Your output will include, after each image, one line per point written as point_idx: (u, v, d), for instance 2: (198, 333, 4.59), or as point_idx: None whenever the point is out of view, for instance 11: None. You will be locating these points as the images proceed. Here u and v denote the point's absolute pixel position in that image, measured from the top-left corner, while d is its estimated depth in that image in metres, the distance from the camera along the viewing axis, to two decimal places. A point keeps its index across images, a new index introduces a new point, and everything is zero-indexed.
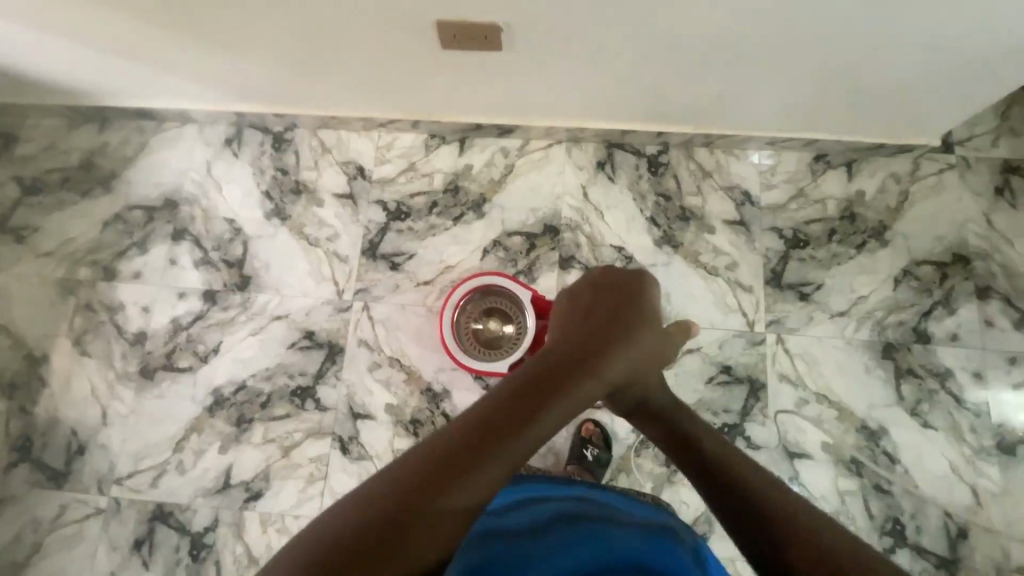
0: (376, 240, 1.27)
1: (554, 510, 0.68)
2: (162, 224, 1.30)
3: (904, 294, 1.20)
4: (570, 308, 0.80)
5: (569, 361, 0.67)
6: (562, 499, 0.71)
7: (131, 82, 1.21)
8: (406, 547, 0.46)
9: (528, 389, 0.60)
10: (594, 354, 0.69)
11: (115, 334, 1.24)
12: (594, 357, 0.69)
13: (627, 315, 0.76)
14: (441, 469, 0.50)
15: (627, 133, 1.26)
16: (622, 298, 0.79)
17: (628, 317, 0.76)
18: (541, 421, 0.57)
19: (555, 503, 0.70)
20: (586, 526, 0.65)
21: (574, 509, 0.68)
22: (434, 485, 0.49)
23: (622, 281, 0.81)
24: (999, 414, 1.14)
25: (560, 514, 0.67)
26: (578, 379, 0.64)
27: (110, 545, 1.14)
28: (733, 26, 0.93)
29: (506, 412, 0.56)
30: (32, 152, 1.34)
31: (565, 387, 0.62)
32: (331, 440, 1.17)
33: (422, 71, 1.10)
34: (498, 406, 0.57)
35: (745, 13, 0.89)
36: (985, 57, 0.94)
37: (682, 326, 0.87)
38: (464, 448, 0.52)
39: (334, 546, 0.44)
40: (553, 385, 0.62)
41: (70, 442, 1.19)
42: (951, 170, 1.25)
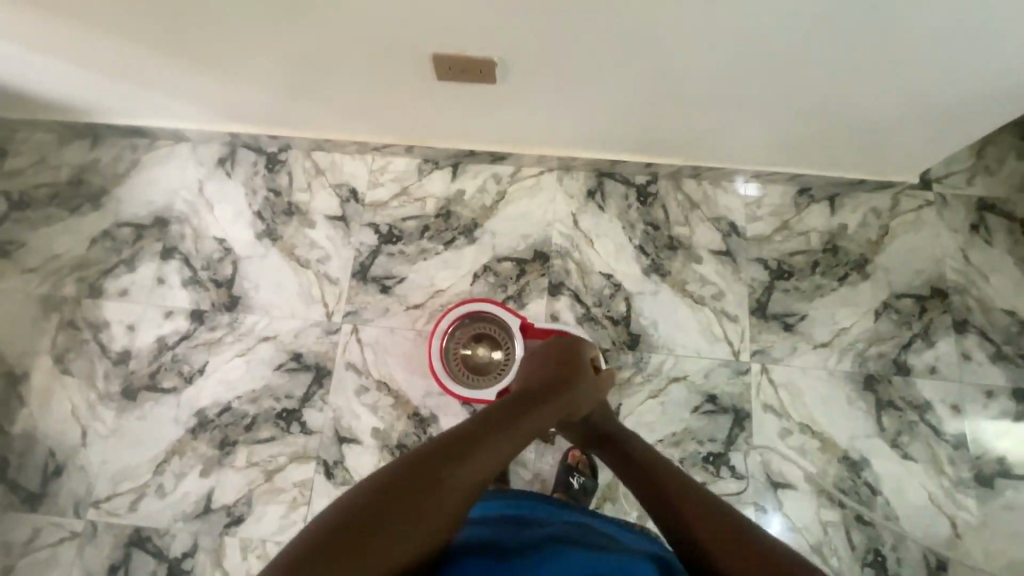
0: (367, 263, 1.27)
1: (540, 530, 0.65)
2: (151, 242, 1.29)
3: (884, 327, 1.23)
4: (526, 362, 0.86)
5: (530, 398, 0.72)
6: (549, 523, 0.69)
7: (126, 101, 1.22)
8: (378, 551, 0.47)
9: (498, 418, 0.64)
10: (553, 396, 0.74)
11: (98, 352, 1.23)
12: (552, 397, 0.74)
13: (579, 366, 0.84)
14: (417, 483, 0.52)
15: (617, 163, 1.29)
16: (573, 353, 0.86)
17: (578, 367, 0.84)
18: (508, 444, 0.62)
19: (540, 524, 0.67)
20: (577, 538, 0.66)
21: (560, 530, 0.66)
22: (410, 498, 0.50)
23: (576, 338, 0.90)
24: (977, 447, 1.16)
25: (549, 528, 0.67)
26: (537, 415, 0.69)
27: (84, 571, 1.11)
28: (717, 64, 0.96)
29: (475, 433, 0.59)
30: (21, 167, 1.33)
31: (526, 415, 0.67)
32: (316, 465, 1.16)
33: (417, 99, 1.12)
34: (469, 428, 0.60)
35: (729, 52, 0.93)
36: (957, 100, 0.98)
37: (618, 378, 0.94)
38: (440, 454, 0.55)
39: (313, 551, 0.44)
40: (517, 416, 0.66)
41: (47, 463, 1.17)
42: (930, 207, 1.29)
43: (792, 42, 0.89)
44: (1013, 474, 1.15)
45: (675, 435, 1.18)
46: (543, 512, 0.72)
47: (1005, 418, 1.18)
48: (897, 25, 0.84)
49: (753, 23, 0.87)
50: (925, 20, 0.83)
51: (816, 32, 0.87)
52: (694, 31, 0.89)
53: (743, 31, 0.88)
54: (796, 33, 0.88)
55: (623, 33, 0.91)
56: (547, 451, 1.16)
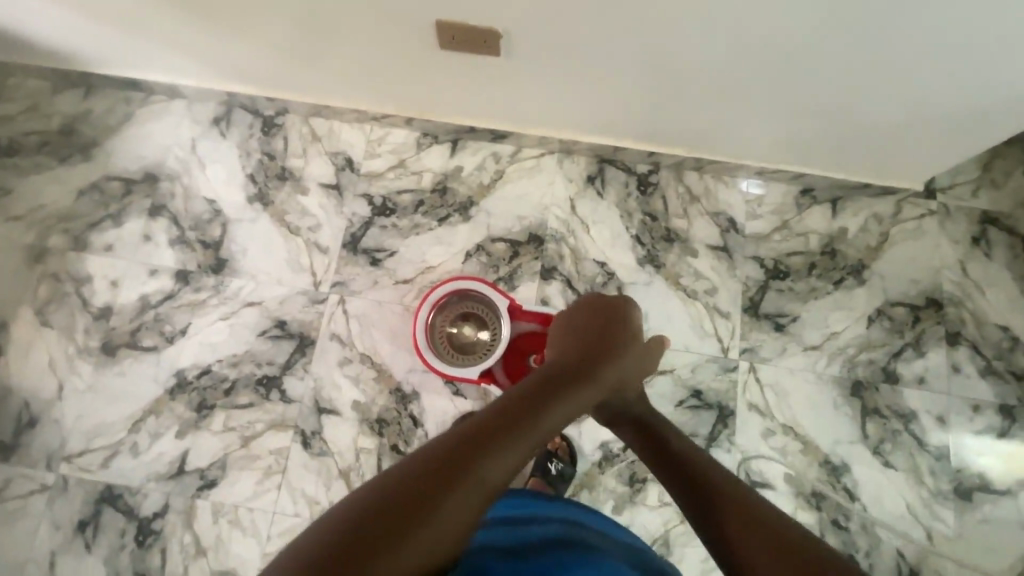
0: (358, 234, 1.25)
1: (539, 532, 0.64)
2: (140, 198, 1.26)
3: (876, 333, 1.22)
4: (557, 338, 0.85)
5: (556, 377, 0.69)
6: (547, 519, 0.67)
7: (120, 52, 1.18)
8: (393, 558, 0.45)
9: (519, 402, 0.61)
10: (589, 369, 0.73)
11: (79, 306, 1.20)
12: (577, 372, 0.72)
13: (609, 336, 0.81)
14: (423, 488, 0.49)
15: (619, 150, 1.26)
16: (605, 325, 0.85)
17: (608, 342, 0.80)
18: (534, 427, 0.59)
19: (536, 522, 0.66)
20: (587, 554, 0.63)
21: (560, 533, 0.65)
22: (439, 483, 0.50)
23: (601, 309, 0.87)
24: (958, 459, 1.16)
25: (556, 537, 0.64)
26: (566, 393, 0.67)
27: (53, 524, 1.10)
28: (726, 54, 0.93)
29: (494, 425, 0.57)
30: (10, 112, 1.30)
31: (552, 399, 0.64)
32: (293, 434, 1.15)
33: (421, 68, 1.09)
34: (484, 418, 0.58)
35: (739, 43, 0.90)
36: (969, 107, 0.96)
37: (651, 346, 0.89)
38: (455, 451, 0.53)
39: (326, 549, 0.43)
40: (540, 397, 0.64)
41: (21, 414, 1.15)
42: (932, 217, 1.28)
43: (804, 36, 0.87)
44: (992, 488, 1.15)
45: None
46: (545, 505, 0.70)
47: (989, 433, 1.17)
48: (918, 25, 0.81)
49: (768, 14, 0.83)
50: (946, 22, 0.80)
51: (833, 26, 0.84)
52: (706, 18, 0.86)
53: (758, 21, 0.85)
54: (810, 29, 0.85)
55: (633, 15, 0.87)
56: None
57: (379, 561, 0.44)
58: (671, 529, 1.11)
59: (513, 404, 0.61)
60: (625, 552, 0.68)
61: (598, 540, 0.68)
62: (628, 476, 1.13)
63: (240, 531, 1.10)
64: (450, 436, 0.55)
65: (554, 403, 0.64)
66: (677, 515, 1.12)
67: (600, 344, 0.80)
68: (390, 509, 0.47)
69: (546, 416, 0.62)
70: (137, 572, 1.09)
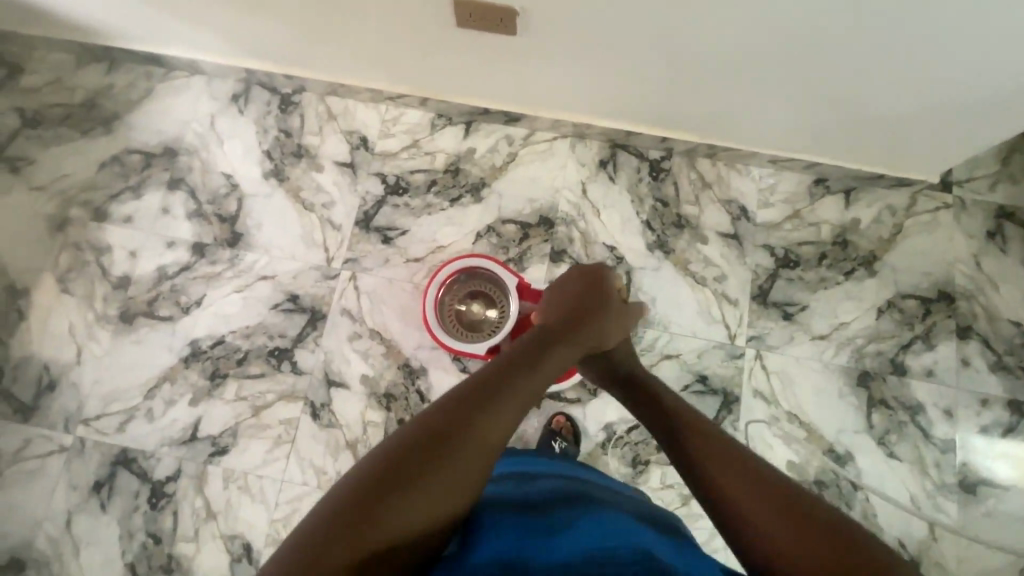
0: (371, 212, 1.27)
1: (544, 488, 0.65)
2: (159, 171, 1.29)
3: (885, 325, 1.21)
4: (548, 295, 0.85)
5: (546, 342, 0.70)
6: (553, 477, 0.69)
7: (142, 26, 1.19)
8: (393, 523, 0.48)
9: (511, 365, 0.63)
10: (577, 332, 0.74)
11: (99, 275, 1.23)
12: (570, 333, 0.74)
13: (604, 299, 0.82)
14: (418, 457, 0.51)
15: (632, 135, 1.27)
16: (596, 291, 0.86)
17: (598, 300, 0.80)
18: (524, 390, 0.61)
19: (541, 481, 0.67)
20: (590, 505, 0.63)
21: (566, 488, 0.66)
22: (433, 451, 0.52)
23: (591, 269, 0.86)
24: (964, 453, 1.15)
25: (558, 492, 0.65)
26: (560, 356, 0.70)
27: (70, 485, 1.13)
28: (740, 37, 0.92)
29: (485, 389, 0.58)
30: (35, 85, 1.32)
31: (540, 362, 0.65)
32: (303, 405, 1.17)
33: (437, 47, 1.09)
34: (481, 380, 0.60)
35: (754, 26, 0.90)
36: (987, 97, 0.94)
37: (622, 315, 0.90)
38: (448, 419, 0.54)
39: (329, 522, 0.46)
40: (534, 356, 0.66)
41: (41, 377, 1.18)
42: (947, 210, 1.26)
43: (820, 20, 0.86)
44: (997, 483, 1.14)
45: None
46: (548, 465, 0.72)
47: (996, 428, 1.16)
48: (937, 9, 0.80)
49: None
50: (965, 7, 0.79)
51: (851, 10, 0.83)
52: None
53: (775, 4, 0.85)
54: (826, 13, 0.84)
55: None
56: (533, 414, 1.17)
57: (379, 528, 0.47)
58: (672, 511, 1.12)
59: (504, 370, 0.62)
60: (635, 507, 0.67)
61: (606, 495, 0.68)
62: (631, 457, 1.14)
63: (249, 497, 1.13)
64: (443, 404, 0.56)
65: (542, 367, 0.65)
66: (679, 497, 1.13)
67: (590, 302, 0.79)
68: (395, 476, 0.49)
69: (535, 379, 0.63)
70: (149, 533, 1.12)
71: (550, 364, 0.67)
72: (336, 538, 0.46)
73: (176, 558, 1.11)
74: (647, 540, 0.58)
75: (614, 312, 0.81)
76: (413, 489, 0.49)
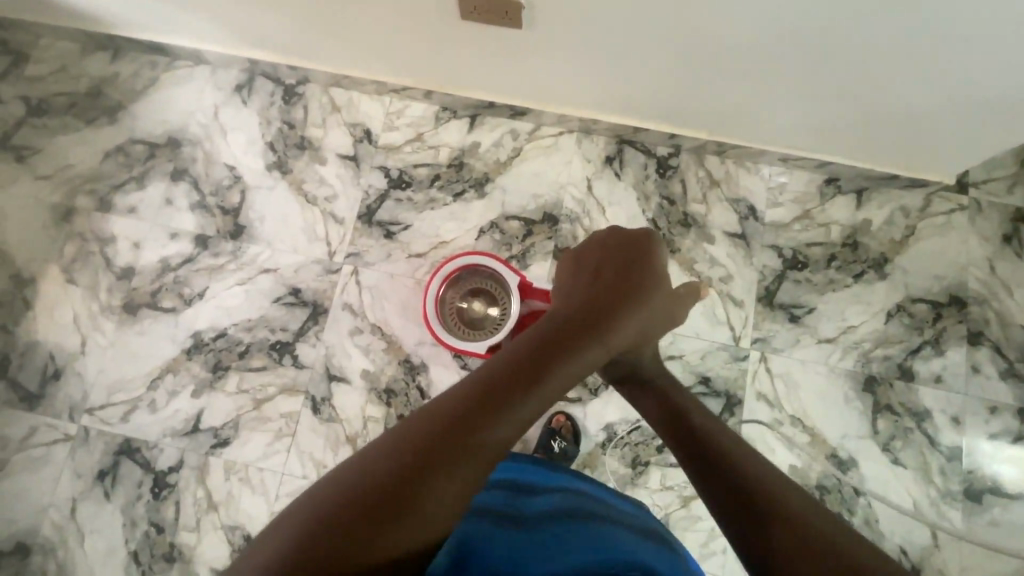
0: (374, 206, 1.26)
1: (539, 506, 0.66)
2: (162, 162, 1.29)
3: (894, 329, 1.19)
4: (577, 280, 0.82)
5: (579, 327, 0.67)
6: (549, 491, 0.69)
7: (145, 15, 1.18)
8: (419, 507, 0.46)
9: (543, 351, 0.61)
10: (611, 318, 0.71)
11: (103, 266, 1.24)
12: (593, 318, 0.70)
13: (624, 286, 0.78)
14: (448, 440, 0.49)
15: (639, 131, 1.24)
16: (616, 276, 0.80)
17: (631, 292, 0.78)
18: (553, 379, 0.59)
19: (537, 496, 0.68)
20: (583, 522, 0.63)
21: (563, 503, 0.66)
22: (463, 435, 0.50)
23: (624, 258, 0.83)
24: (971, 461, 1.14)
25: (554, 509, 0.65)
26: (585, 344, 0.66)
27: (74, 473, 1.15)
28: (749, 33, 0.90)
29: (515, 375, 0.56)
30: (40, 73, 1.32)
31: (573, 350, 0.63)
32: (304, 399, 1.18)
33: (441, 39, 1.07)
34: (504, 370, 0.57)
35: (763, 22, 0.87)
36: (1005, 99, 0.91)
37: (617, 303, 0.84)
38: (479, 403, 0.53)
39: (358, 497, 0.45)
40: (557, 344, 0.63)
41: (47, 366, 1.20)
42: (962, 212, 1.23)
43: (831, 16, 0.83)
44: (1004, 492, 1.12)
45: None
46: (545, 476, 0.71)
47: (1004, 436, 1.14)
48: (961, 5, 0.76)
49: None
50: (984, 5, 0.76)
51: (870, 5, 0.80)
52: None
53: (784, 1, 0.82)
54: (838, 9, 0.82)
55: None
56: None
57: (405, 509, 0.46)
58: (671, 513, 1.12)
59: (536, 356, 0.60)
60: (631, 520, 0.67)
61: (604, 507, 0.68)
62: (631, 458, 1.14)
63: (249, 489, 1.14)
64: (473, 388, 0.54)
65: (575, 356, 0.63)
66: (678, 499, 1.12)
67: (623, 293, 0.77)
68: (426, 455, 0.48)
69: (567, 368, 0.61)
70: (152, 522, 1.13)
71: (584, 352, 0.64)
72: (363, 517, 0.44)
73: (177, 548, 1.12)
74: (645, 558, 0.59)
75: (647, 307, 0.79)
76: (434, 483, 0.48)
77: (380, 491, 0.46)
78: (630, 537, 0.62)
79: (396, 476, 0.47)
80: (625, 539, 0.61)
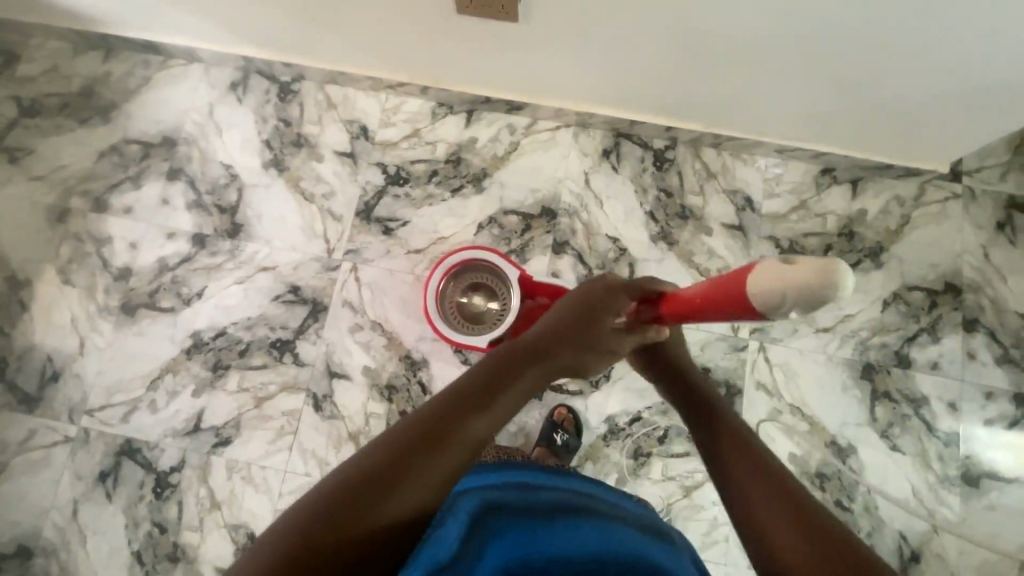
0: (372, 203, 1.26)
1: (547, 498, 0.65)
2: (158, 161, 1.28)
3: (891, 317, 1.20)
4: (556, 307, 0.79)
5: (525, 353, 0.66)
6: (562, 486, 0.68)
7: (136, 13, 1.17)
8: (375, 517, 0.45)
9: (489, 374, 0.60)
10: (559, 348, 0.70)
11: (100, 267, 1.23)
12: (548, 347, 0.69)
13: (604, 327, 0.75)
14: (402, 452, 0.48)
15: (636, 124, 1.25)
16: (736, 292, 0.52)
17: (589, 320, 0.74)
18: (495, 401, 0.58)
19: (545, 490, 0.66)
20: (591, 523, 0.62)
21: (571, 501, 0.66)
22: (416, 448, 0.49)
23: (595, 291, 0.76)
24: (967, 446, 1.15)
25: (564, 504, 0.64)
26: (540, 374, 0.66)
27: (75, 475, 1.14)
28: (741, 28, 0.91)
29: (464, 397, 0.56)
30: (32, 74, 1.31)
31: (515, 371, 0.62)
32: (305, 396, 1.17)
33: (436, 32, 1.06)
34: (455, 395, 0.56)
35: (756, 14, 0.88)
36: (995, 87, 0.92)
37: (822, 267, 0.42)
38: (431, 420, 0.52)
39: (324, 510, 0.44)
40: (519, 366, 0.64)
41: (45, 368, 1.19)
42: (956, 201, 1.24)
43: (823, 9, 0.84)
44: (1000, 476, 1.14)
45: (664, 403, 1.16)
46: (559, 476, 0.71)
47: (1001, 421, 1.16)
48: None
49: None
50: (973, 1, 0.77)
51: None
52: None
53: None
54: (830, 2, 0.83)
55: None
56: (535, 406, 1.16)
57: (362, 519, 0.44)
58: (673, 503, 1.13)
59: (484, 380, 0.59)
60: (640, 522, 0.67)
61: (610, 509, 0.67)
62: (633, 449, 1.14)
63: (252, 487, 1.14)
64: (424, 408, 0.53)
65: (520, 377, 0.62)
66: (680, 490, 1.13)
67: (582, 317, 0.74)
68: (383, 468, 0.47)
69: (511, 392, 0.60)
70: (154, 523, 1.13)
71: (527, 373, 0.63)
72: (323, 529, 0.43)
73: (181, 547, 1.12)
74: (643, 559, 0.58)
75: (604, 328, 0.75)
76: (395, 488, 0.46)
77: (340, 507, 0.44)
78: (632, 538, 0.62)
79: (355, 491, 0.45)
80: (630, 540, 0.61)
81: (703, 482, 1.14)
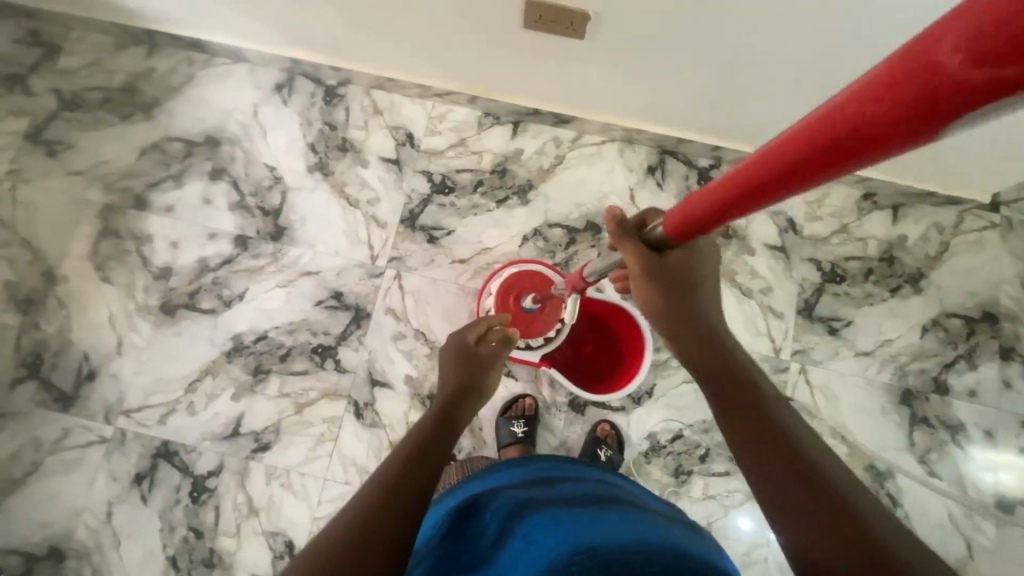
0: (417, 211, 1.25)
1: (565, 491, 0.65)
2: (200, 160, 1.27)
3: (929, 343, 1.21)
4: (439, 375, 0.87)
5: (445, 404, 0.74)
6: (581, 482, 0.69)
7: (186, 11, 1.15)
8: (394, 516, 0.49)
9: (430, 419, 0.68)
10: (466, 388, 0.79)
11: (140, 265, 1.22)
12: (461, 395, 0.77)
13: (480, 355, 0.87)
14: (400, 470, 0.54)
15: (683, 142, 1.25)
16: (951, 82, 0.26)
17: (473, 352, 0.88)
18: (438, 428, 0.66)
19: (561, 486, 0.67)
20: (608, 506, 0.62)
21: (590, 491, 0.66)
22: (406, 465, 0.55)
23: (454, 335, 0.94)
24: (1003, 474, 1.16)
25: (580, 494, 0.64)
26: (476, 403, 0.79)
27: (111, 476, 1.13)
28: (794, 57, 0.93)
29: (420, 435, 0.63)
30: (72, 66, 1.29)
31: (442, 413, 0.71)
32: (346, 404, 1.17)
33: (493, 45, 1.06)
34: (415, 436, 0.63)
35: (810, 46, 0.90)
36: None
37: None
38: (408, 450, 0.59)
39: (353, 527, 0.48)
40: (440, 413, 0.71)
41: (81, 366, 1.17)
42: (993, 230, 1.25)
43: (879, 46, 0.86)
44: None
45: (705, 422, 1.16)
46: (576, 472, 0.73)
47: None
48: None
49: (847, 22, 0.83)
50: None
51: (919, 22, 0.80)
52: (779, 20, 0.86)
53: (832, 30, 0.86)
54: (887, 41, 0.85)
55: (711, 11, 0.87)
56: (577, 421, 1.16)
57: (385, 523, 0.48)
58: (714, 522, 1.13)
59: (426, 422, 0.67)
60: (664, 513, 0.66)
61: (636, 503, 0.66)
62: (674, 467, 1.15)
63: (292, 494, 1.13)
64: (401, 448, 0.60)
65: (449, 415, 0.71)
66: (721, 509, 1.13)
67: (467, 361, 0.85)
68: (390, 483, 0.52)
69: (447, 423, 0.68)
70: (191, 527, 1.11)
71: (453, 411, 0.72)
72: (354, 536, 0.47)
73: (217, 553, 1.10)
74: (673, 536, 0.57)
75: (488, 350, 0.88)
76: (406, 486, 0.52)
77: (363, 515, 0.49)
78: (659, 521, 0.60)
79: (373, 504, 0.50)
80: (655, 522, 0.59)
81: (742, 502, 1.14)
